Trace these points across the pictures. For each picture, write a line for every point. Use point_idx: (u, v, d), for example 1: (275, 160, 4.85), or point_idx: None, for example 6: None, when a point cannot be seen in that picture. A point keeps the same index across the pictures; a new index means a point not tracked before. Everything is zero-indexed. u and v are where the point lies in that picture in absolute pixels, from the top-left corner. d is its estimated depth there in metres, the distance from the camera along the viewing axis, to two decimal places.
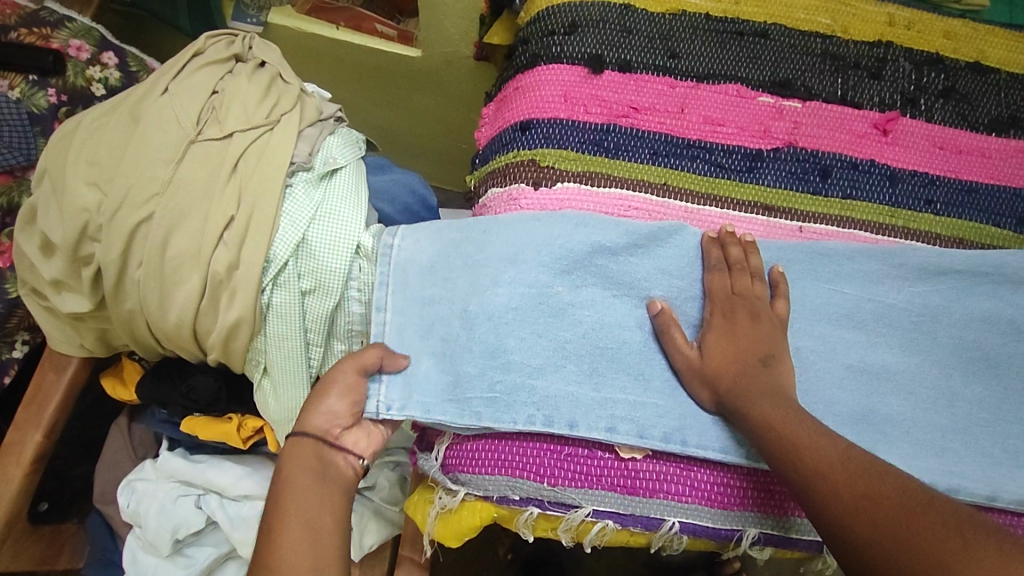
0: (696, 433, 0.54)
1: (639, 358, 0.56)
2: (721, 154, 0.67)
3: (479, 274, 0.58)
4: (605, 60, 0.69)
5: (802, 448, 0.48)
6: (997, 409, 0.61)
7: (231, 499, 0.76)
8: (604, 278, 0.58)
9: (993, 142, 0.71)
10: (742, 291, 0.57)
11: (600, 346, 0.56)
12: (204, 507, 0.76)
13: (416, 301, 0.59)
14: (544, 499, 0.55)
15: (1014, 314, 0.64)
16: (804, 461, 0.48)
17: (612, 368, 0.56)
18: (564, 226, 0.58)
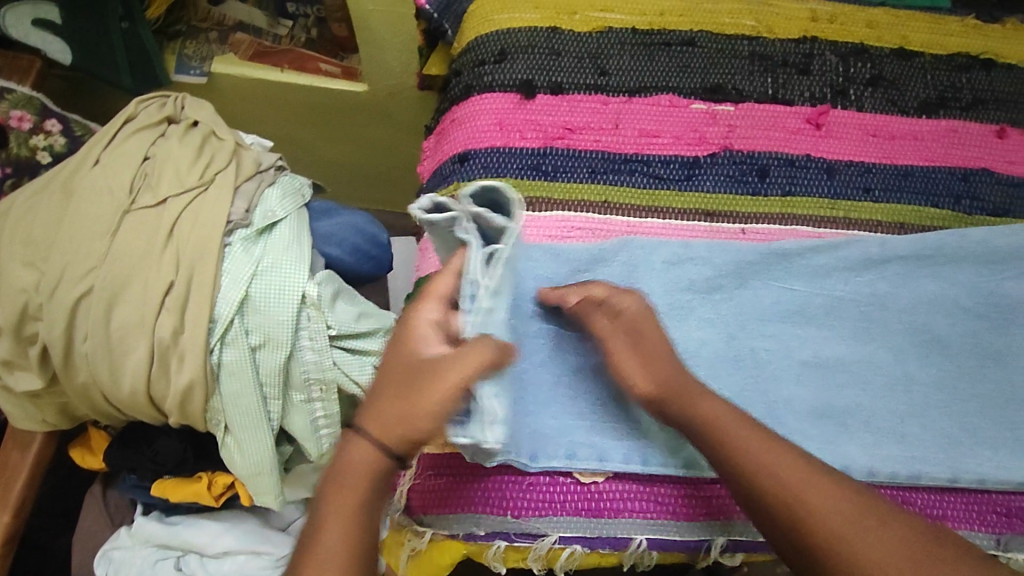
0: (659, 452, 0.55)
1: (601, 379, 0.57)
2: (658, 165, 0.68)
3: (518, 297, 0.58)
4: (535, 84, 0.70)
5: (807, 501, 0.45)
6: (952, 389, 0.62)
7: (211, 557, 0.77)
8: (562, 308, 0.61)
9: (924, 124, 0.73)
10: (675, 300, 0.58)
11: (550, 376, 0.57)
12: (183, 569, 0.76)
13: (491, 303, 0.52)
14: (509, 531, 0.55)
15: (957, 293, 0.65)
16: (809, 524, 0.45)
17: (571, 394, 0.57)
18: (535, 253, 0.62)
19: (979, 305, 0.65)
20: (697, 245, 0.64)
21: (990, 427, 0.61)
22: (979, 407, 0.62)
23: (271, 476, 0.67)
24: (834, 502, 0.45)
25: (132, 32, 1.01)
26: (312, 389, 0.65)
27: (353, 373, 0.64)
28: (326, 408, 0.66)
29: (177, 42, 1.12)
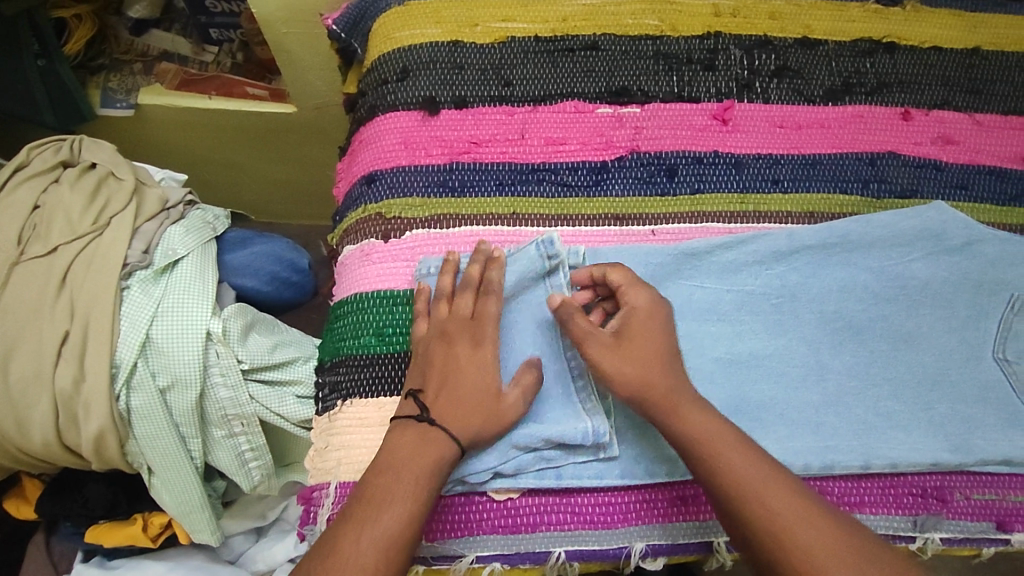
0: (569, 466, 0.57)
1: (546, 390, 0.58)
2: (566, 173, 0.68)
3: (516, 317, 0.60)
4: (438, 100, 0.70)
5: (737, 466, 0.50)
6: (866, 375, 0.63)
7: None
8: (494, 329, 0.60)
9: (830, 112, 0.73)
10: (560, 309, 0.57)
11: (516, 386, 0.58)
12: None
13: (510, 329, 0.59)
14: (426, 555, 0.55)
15: (868, 279, 0.66)
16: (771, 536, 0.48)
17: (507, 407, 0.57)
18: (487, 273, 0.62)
19: (889, 290, 0.65)
20: (606, 251, 0.64)
21: (904, 410, 0.62)
22: (892, 391, 0.62)
23: (206, 513, 0.66)
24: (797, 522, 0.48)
25: (49, 70, 1.00)
26: (233, 424, 0.64)
27: (272, 405, 0.65)
28: (251, 441, 0.66)
29: (100, 75, 1.10)
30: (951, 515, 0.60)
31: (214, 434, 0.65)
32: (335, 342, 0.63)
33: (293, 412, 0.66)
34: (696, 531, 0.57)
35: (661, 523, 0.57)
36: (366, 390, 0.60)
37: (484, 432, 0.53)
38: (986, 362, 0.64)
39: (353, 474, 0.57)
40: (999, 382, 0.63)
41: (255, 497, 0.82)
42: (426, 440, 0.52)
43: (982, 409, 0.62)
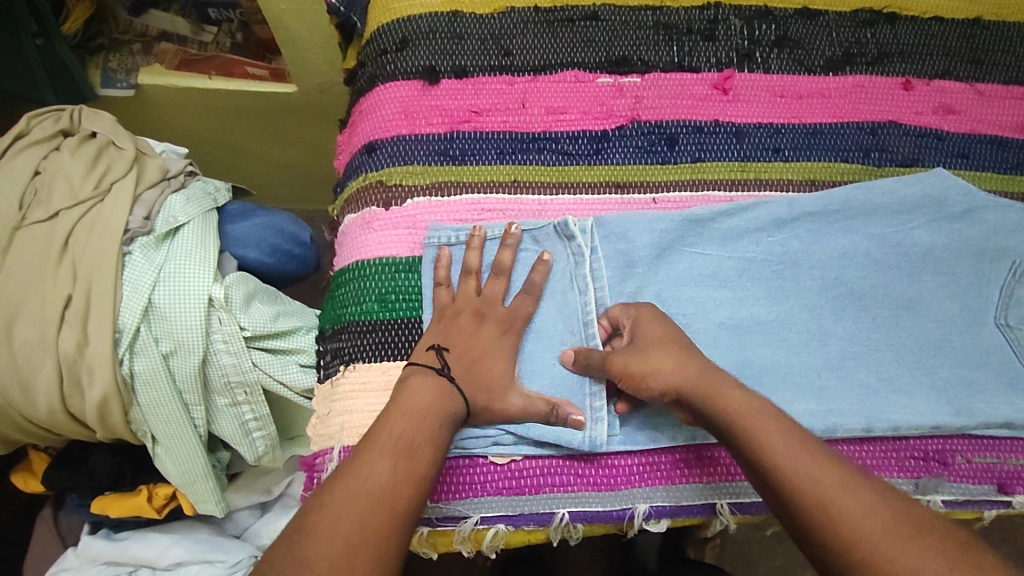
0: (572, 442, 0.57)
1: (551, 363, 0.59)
2: (566, 142, 0.68)
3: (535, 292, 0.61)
4: (438, 70, 0.70)
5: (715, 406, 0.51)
6: (868, 340, 0.63)
7: (162, 570, 0.77)
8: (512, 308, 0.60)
9: (832, 81, 0.73)
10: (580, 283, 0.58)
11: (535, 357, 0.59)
12: None
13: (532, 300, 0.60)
14: (431, 517, 0.56)
15: (869, 246, 0.65)
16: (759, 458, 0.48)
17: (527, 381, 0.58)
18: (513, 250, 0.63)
19: (890, 257, 0.65)
20: (608, 219, 0.64)
21: (905, 375, 0.62)
22: (892, 356, 0.62)
23: (209, 483, 0.67)
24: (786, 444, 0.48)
25: (48, 49, 0.99)
26: (237, 393, 0.66)
27: (274, 372, 0.66)
28: (255, 411, 0.67)
29: (100, 55, 1.09)
30: (953, 478, 0.60)
31: (218, 402, 0.66)
32: (337, 310, 0.63)
33: (295, 380, 0.67)
34: (698, 492, 0.57)
35: (663, 483, 0.57)
36: (366, 356, 0.60)
37: (496, 418, 0.55)
38: (988, 328, 0.64)
39: (357, 439, 0.58)
40: (1001, 348, 0.63)
41: (262, 470, 0.81)
42: (442, 394, 0.53)
43: (983, 373, 0.62)
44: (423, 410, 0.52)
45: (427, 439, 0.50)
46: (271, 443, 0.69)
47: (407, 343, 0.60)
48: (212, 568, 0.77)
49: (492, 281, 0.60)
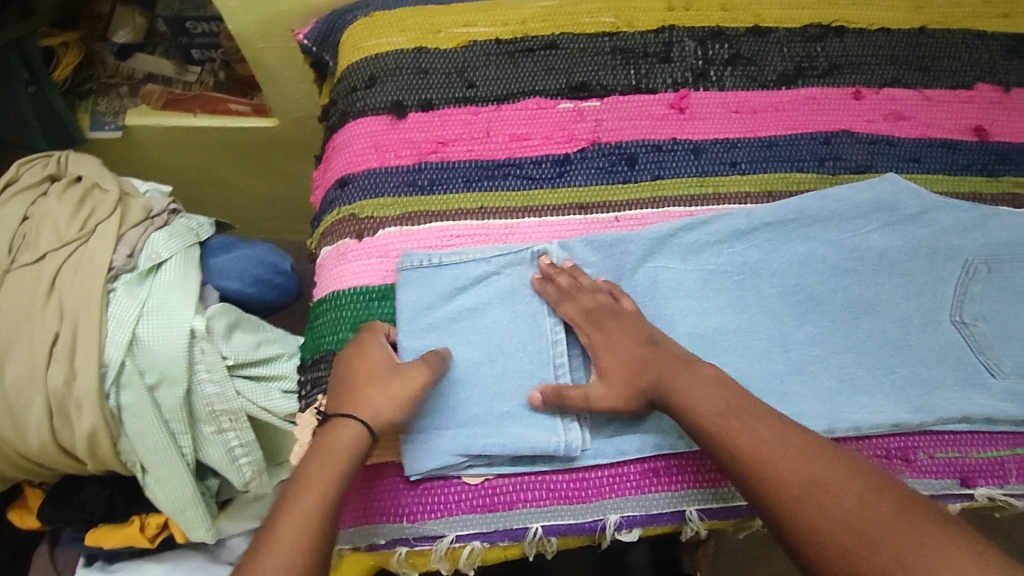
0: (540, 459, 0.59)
1: (520, 378, 0.61)
2: (530, 167, 0.71)
3: (492, 311, 0.64)
4: (406, 104, 0.73)
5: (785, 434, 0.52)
6: (828, 344, 0.64)
7: None
8: (471, 328, 0.63)
9: (785, 95, 0.76)
10: (596, 306, 0.61)
11: (494, 372, 0.61)
12: None
13: (494, 318, 0.64)
14: (408, 537, 0.58)
15: (827, 252, 0.67)
16: (747, 466, 0.51)
17: (496, 398, 0.60)
18: (476, 268, 0.65)
19: (847, 262, 0.67)
20: (574, 246, 0.66)
21: (866, 376, 0.63)
22: (853, 357, 0.64)
23: (199, 510, 0.70)
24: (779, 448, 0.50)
25: (39, 95, 1.03)
26: (222, 420, 0.69)
27: (257, 399, 0.69)
28: (240, 437, 0.70)
29: (89, 100, 1.13)
30: (916, 474, 0.60)
31: (204, 431, 0.69)
32: (315, 340, 0.66)
33: (278, 406, 0.70)
34: (664, 500, 0.59)
35: (631, 493, 0.59)
36: None
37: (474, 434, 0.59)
38: (944, 325, 0.65)
39: None
40: (958, 344, 0.65)
41: (253, 497, 0.83)
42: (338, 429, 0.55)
43: (941, 370, 0.63)
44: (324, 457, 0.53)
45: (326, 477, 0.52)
46: (258, 469, 0.71)
47: None
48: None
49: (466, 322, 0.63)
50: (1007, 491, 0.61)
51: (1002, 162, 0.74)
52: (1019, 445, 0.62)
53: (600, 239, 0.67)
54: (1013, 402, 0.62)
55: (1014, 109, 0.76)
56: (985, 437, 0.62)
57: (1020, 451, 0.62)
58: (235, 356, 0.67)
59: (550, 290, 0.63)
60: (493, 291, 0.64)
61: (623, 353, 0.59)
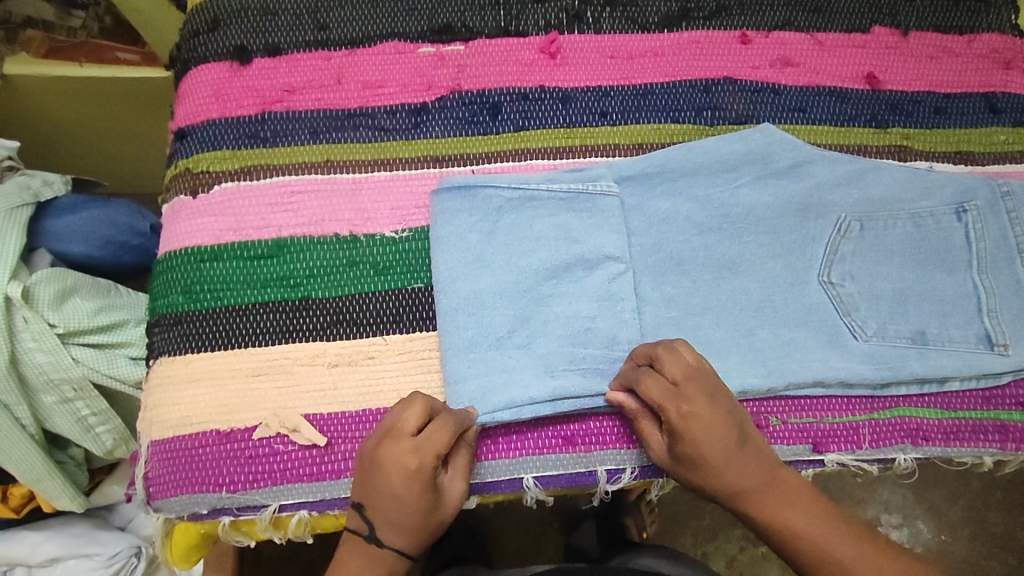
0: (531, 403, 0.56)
1: (611, 312, 0.60)
2: (382, 117, 0.66)
3: (516, 248, 0.61)
4: (249, 49, 0.67)
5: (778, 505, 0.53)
6: (686, 305, 0.61)
7: (38, 566, 0.76)
8: (560, 261, 0.61)
9: (666, 39, 0.70)
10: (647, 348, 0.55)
11: (595, 309, 0.60)
12: None
13: (519, 257, 0.61)
14: (230, 507, 0.57)
15: (691, 209, 0.63)
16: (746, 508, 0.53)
17: (611, 329, 0.60)
18: (502, 200, 0.62)
19: (714, 219, 0.63)
20: (497, 182, 0.62)
21: (722, 338, 0.60)
22: (712, 319, 0.61)
23: (55, 480, 0.67)
24: (804, 519, 0.52)
25: None
26: (64, 390, 0.65)
27: (101, 367, 0.66)
28: (91, 406, 0.67)
29: None
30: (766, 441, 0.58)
31: (45, 401, 0.65)
32: (149, 304, 0.62)
33: (125, 374, 0.67)
34: (502, 468, 0.57)
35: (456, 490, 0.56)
36: (175, 348, 0.59)
37: (302, 397, 0.58)
38: (811, 286, 0.62)
39: (166, 432, 0.58)
40: (823, 305, 0.62)
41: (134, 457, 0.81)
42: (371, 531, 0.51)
43: (803, 332, 0.61)
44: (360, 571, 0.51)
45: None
46: (118, 435, 0.69)
47: (222, 333, 0.60)
48: (89, 561, 0.76)
49: (302, 288, 0.61)
50: (858, 457, 0.59)
51: (893, 112, 0.70)
52: (876, 410, 0.60)
53: (457, 181, 0.61)
54: (872, 365, 0.59)
55: (910, 55, 0.71)
56: (844, 401, 0.60)
57: (877, 417, 0.60)
58: (70, 324, 0.64)
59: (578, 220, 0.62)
60: (521, 227, 0.61)
61: (704, 437, 0.51)
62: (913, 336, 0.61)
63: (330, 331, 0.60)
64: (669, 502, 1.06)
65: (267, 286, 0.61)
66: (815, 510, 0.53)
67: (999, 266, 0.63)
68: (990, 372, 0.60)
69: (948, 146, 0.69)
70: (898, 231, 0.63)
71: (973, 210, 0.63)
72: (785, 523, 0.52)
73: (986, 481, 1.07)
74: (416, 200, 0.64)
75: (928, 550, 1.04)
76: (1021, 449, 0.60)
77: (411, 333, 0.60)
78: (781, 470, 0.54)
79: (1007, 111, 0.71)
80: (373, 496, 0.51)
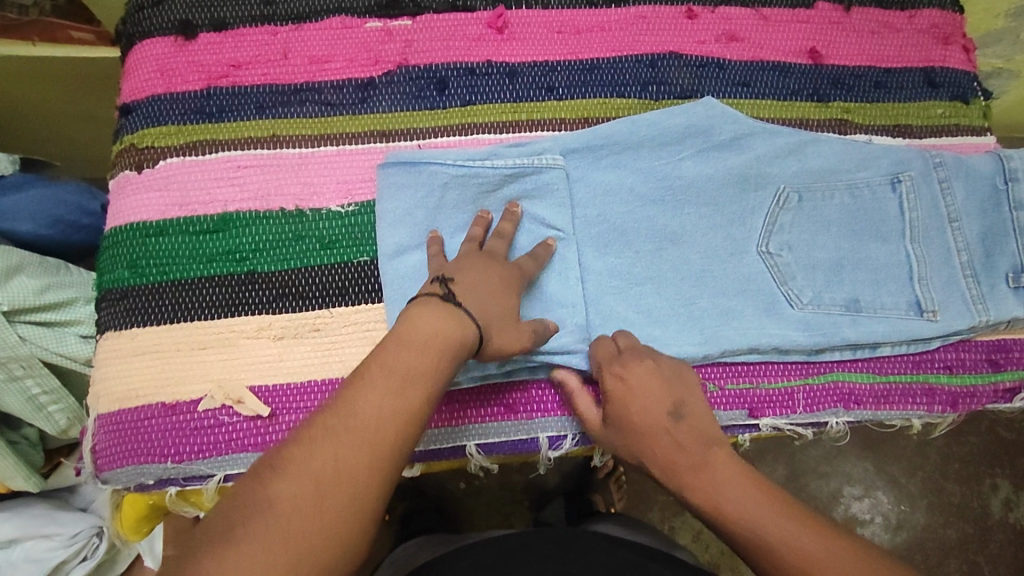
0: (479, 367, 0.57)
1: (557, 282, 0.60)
2: (329, 92, 0.66)
3: (462, 222, 0.61)
4: (194, 24, 0.66)
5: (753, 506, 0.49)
6: (628, 276, 0.62)
7: None
8: None
9: (612, 14, 0.71)
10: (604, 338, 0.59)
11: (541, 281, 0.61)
12: None
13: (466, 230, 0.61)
14: (176, 477, 0.58)
15: (635, 181, 0.64)
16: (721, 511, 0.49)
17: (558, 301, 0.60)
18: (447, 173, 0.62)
19: (656, 191, 0.64)
20: (446, 154, 0.62)
21: (661, 307, 0.61)
22: (653, 288, 0.62)
23: (6, 460, 0.67)
24: (744, 496, 0.49)
25: None
26: (13, 368, 0.65)
27: (49, 345, 0.67)
28: (42, 384, 0.67)
29: None
30: None
31: None
32: (95, 281, 0.62)
33: (75, 352, 0.68)
34: (446, 436, 0.58)
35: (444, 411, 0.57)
36: (120, 322, 0.60)
37: (248, 369, 0.59)
38: (750, 256, 0.64)
39: (111, 406, 0.58)
40: (761, 274, 0.63)
41: None
42: (394, 371, 0.45)
43: (741, 301, 0.62)
44: (370, 428, 0.42)
45: (379, 429, 0.42)
46: (73, 415, 0.69)
47: (167, 308, 0.60)
48: (49, 541, 0.75)
49: (249, 261, 0.62)
50: (792, 420, 0.61)
51: (834, 86, 0.71)
52: (811, 375, 0.62)
53: (403, 156, 0.61)
54: (806, 331, 0.61)
55: (852, 30, 0.72)
56: (780, 367, 0.62)
57: (811, 381, 0.62)
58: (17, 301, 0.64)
59: (524, 192, 0.62)
60: (466, 199, 0.62)
61: (645, 392, 0.54)
62: (847, 303, 0.63)
63: (276, 304, 0.61)
64: (635, 480, 1.07)
65: (213, 260, 0.61)
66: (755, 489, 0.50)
67: (931, 235, 0.65)
68: (918, 337, 0.62)
69: (887, 120, 0.71)
70: (836, 202, 0.65)
71: (907, 181, 0.65)
72: (719, 501, 0.50)
73: (941, 454, 1.10)
74: (363, 174, 0.64)
75: (887, 520, 1.07)
76: (947, 411, 0.63)
77: (357, 305, 0.61)
78: (719, 449, 0.52)
79: (946, 85, 0.72)
80: (410, 331, 0.47)
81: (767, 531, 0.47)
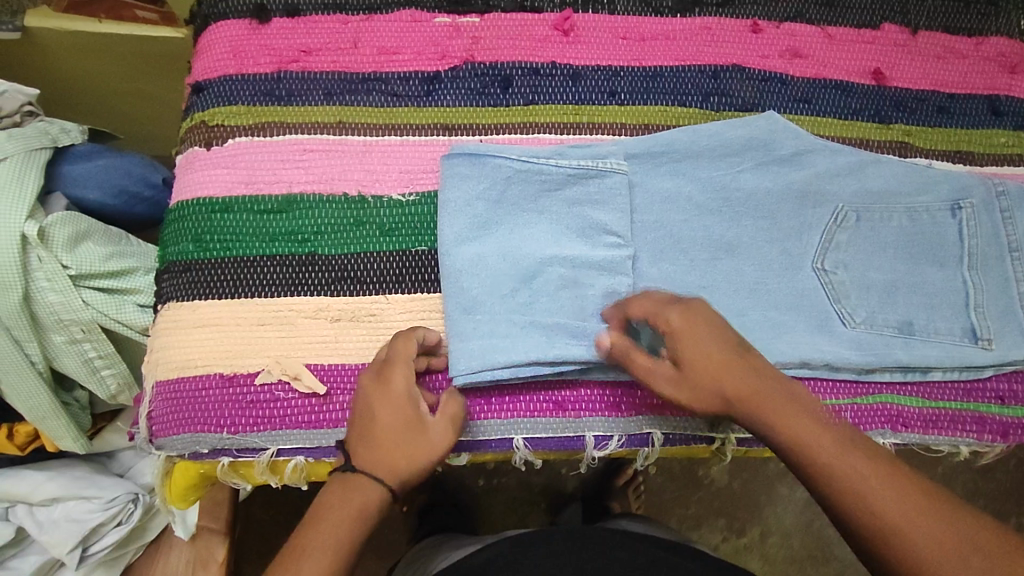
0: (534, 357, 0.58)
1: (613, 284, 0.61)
2: (396, 83, 0.68)
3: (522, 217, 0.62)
4: (268, 8, 0.68)
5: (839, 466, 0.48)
6: (683, 283, 0.62)
7: (39, 505, 0.77)
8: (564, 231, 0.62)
9: (678, 23, 0.71)
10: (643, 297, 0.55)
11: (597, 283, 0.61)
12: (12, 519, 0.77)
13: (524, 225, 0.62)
14: (230, 449, 0.59)
15: (693, 189, 0.65)
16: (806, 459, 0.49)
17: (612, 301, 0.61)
18: (510, 168, 0.63)
19: (713, 201, 0.65)
20: (508, 151, 0.63)
21: None
22: (707, 297, 0.62)
23: (59, 420, 0.69)
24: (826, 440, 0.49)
25: None
26: (74, 331, 0.67)
27: (108, 311, 0.67)
28: (98, 348, 0.69)
29: None
30: None
31: (55, 341, 0.67)
32: (160, 251, 0.64)
33: (132, 319, 0.69)
34: (494, 428, 0.59)
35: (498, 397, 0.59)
36: (183, 293, 0.61)
37: (304, 349, 0.60)
38: (805, 271, 0.64)
39: (170, 375, 0.60)
40: (816, 290, 0.63)
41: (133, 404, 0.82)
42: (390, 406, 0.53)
43: (793, 316, 0.62)
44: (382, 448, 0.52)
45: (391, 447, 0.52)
46: (123, 381, 0.71)
47: (229, 282, 0.61)
48: (89, 503, 0.77)
49: (310, 242, 0.63)
50: None
51: (896, 108, 0.71)
52: (860, 395, 0.62)
53: (469, 147, 0.63)
54: (859, 350, 0.61)
55: (917, 53, 0.72)
56: (830, 384, 0.62)
57: (860, 401, 0.62)
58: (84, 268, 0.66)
59: (584, 192, 0.63)
60: (526, 196, 0.63)
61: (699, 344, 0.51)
62: (901, 325, 0.62)
63: (334, 287, 0.62)
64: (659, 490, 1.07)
65: (276, 239, 0.63)
66: (845, 440, 0.49)
67: (990, 264, 0.64)
68: (972, 364, 0.62)
69: (948, 145, 0.71)
70: (894, 224, 0.65)
71: (968, 208, 0.65)
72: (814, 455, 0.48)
73: (971, 488, 1.08)
74: (424, 165, 0.65)
75: None
76: (997, 441, 0.62)
77: (414, 294, 0.62)
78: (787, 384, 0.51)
79: (1010, 114, 0.72)
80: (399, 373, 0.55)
81: (873, 499, 0.46)
